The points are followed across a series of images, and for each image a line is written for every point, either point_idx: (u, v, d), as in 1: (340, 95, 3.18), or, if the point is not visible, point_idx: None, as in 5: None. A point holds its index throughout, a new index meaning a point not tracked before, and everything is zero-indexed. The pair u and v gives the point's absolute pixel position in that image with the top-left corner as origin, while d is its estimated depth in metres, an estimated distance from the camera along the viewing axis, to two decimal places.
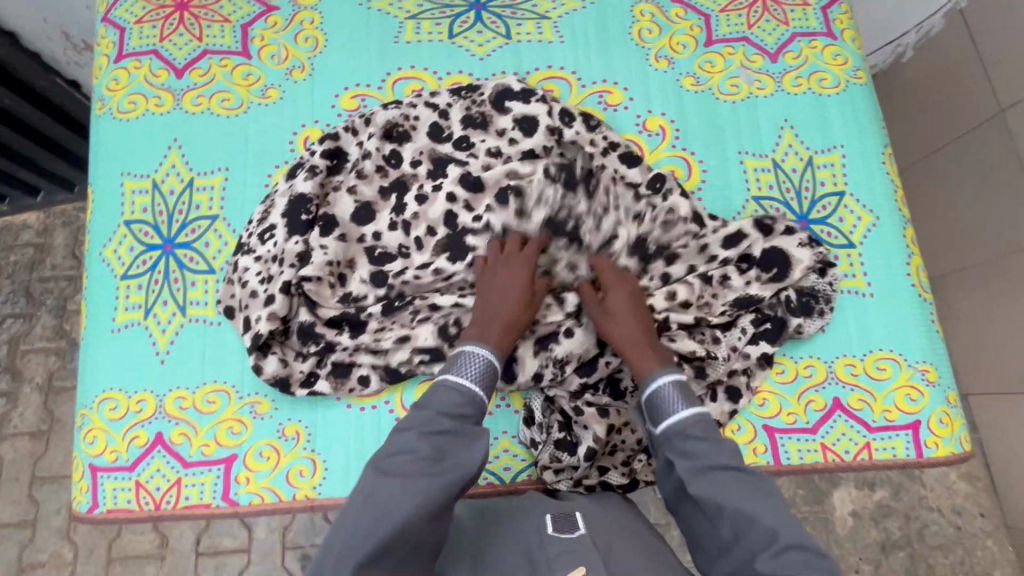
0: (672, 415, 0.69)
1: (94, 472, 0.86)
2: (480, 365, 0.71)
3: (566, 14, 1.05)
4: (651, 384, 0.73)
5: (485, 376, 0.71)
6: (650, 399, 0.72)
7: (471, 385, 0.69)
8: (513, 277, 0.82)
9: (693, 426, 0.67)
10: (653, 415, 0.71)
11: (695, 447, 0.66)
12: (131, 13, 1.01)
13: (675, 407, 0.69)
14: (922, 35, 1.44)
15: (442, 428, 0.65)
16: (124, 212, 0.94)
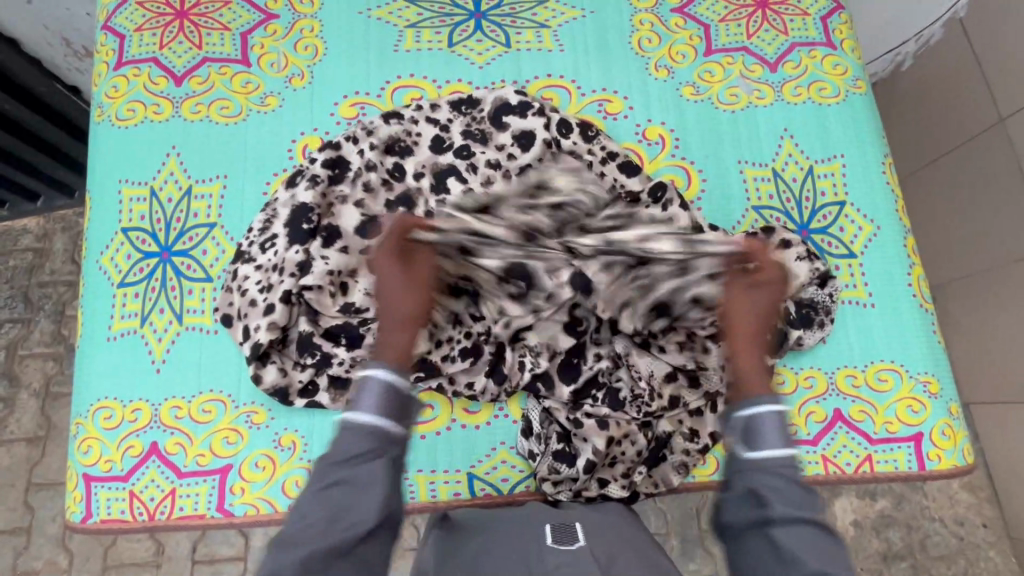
0: (771, 449, 0.60)
1: (88, 482, 0.85)
2: (377, 390, 0.56)
3: (565, 23, 1.05)
4: (754, 406, 0.62)
5: (394, 402, 0.57)
6: (749, 422, 0.62)
7: (366, 416, 0.55)
8: (392, 276, 0.67)
9: (786, 468, 0.59)
10: (747, 437, 0.61)
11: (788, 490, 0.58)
12: (131, 20, 1.01)
13: (769, 440, 0.60)
14: (921, 44, 1.45)
15: (335, 480, 0.54)
16: (122, 219, 0.94)
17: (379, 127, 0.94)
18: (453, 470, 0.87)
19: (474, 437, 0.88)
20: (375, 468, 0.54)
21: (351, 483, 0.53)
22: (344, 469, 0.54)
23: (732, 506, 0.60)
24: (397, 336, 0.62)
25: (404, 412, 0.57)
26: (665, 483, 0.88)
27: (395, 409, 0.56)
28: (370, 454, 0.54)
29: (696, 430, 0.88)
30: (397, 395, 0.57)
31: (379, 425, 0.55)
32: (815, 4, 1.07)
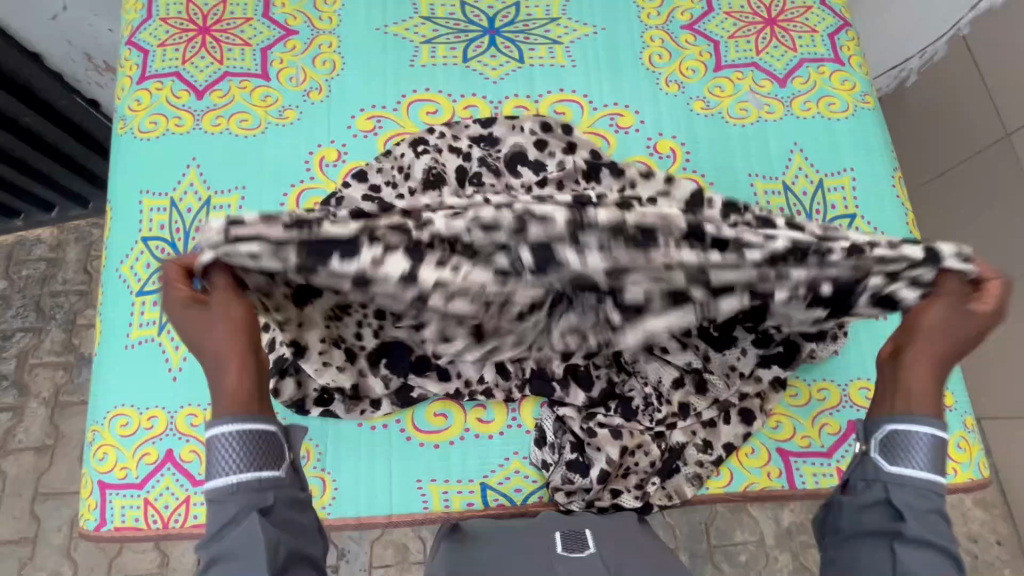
0: (915, 470, 0.60)
1: (102, 489, 0.86)
2: (234, 442, 0.55)
3: (577, 39, 1.07)
4: (912, 423, 0.60)
5: (254, 447, 0.56)
6: (902, 439, 0.60)
7: (229, 477, 0.55)
8: (186, 324, 0.59)
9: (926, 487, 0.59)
10: (892, 451, 0.61)
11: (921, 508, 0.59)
12: (155, 36, 1.04)
13: (917, 459, 0.60)
14: (925, 61, 1.47)
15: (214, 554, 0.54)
16: (142, 229, 0.95)
17: (411, 163, 0.95)
18: (466, 479, 0.87)
19: (487, 446, 0.88)
20: (251, 525, 0.54)
21: (230, 554, 0.53)
22: (216, 543, 0.54)
23: (852, 512, 0.62)
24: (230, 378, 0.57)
25: (272, 456, 0.56)
26: (679, 494, 0.87)
27: (258, 457, 0.55)
28: (242, 513, 0.54)
29: (710, 442, 0.88)
30: (258, 437, 0.56)
31: (243, 480, 0.55)
32: (822, 21, 1.09)
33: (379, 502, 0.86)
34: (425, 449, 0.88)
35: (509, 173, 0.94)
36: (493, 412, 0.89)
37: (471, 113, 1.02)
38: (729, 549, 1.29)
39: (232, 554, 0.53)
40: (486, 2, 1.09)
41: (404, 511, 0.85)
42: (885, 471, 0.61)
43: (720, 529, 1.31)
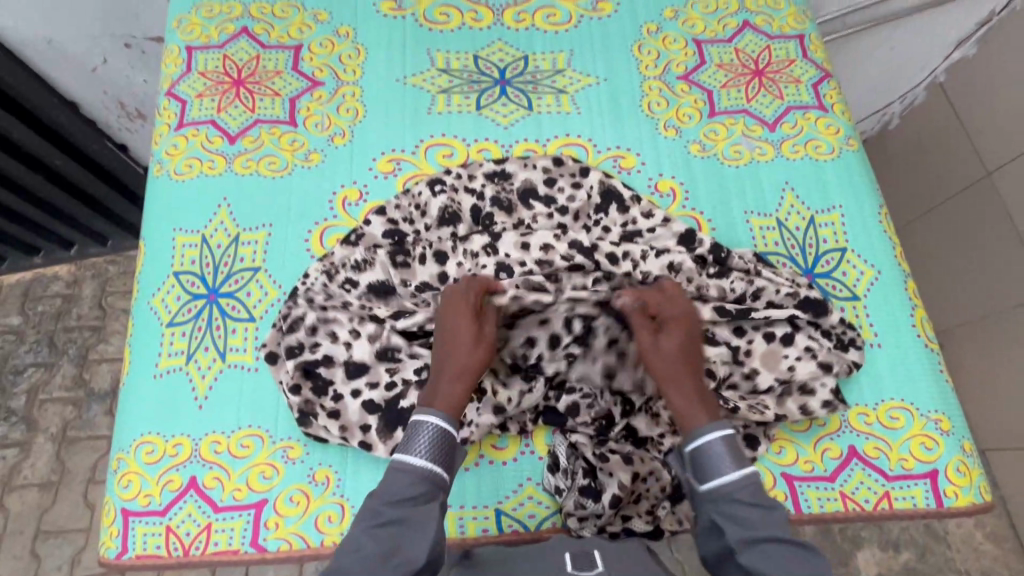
0: (721, 477, 0.73)
1: (125, 516, 0.88)
2: (427, 438, 0.74)
3: (581, 89, 1.16)
4: (703, 438, 0.75)
5: (443, 450, 0.74)
6: (695, 454, 0.75)
7: (418, 462, 0.72)
8: (455, 332, 0.85)
9: (744, 489, 0.72)
10: (697, 471, 0.75)
11: (743, 513, 0.70)
12: (193, 88, 1.12)
13: (722, 467, 0.73)
14: (906, 104, 1.60)
15: (388, 518, 0.68)
16: (174, 264, 1.01)
17: (428, 201, 1.03)
18: (481, 505, 0.89)
19: (502, 472, 0.90)
20: (429, 509, 0.70)
21: (409, 522, 0.68)
22: (397, 509, 0.69)
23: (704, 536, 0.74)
24: (455, 384, 0.80)
25: (449, 461, 0.74)
26: (689, 519, 0.90)
27: (446, 460, 0.74)
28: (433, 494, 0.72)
29: None
30: (447, 440, 0.75)
31: (430, 471, 0.72)
32: (806, 72, 1.18)
33: None
34: None
35: (521, 208, 1.04)
36: (507, 439, 0.92)
37: (484, 156, 1.09)
38: None
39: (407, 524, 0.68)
40: (497, 55, 1.18)
41: None
42: (701, 490, 0.74)
43: None
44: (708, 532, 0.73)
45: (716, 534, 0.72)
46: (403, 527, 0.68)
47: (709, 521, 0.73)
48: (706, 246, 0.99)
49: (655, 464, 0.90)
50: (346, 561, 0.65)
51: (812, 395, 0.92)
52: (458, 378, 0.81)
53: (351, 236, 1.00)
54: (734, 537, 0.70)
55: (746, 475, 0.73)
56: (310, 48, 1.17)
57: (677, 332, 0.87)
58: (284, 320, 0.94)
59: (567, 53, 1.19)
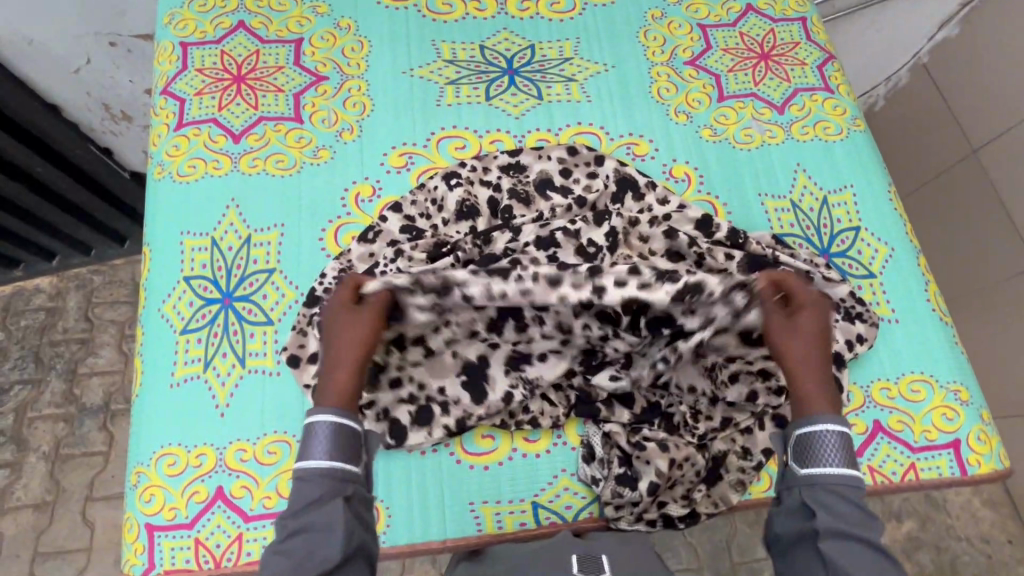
0: (826, 467, 0.70)
1: (150, 532, 0.84)
2: (323, 435, 0.68)
3: (591, 76, 1.15)
4: (822, 426, 0.71)
5: (343, 442, 0.68)
6: (806, 439, 0.72)
7: (320, 461, 0.66)
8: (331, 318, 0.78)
9: (841, 485, 0.68)
10: (802, 454, 0.72)
11: (841, 507, 0.67)
12: (191, 85, 1.08)
13: (829, 458, 0.70)
14: (890, 87, 1.66)
15: (294, 528, 0.63)
16: (184, 268, 0.97)
17: (444, 195, 1.01)
18: (517, 500, 0.88)
19: (535, 466, 0.89)
20: (333, 506, 0.64)
21: (314, 527, 0.63)
22: (298, 518, 0.64)
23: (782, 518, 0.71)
24: (336, 371, 0.73)
25: (354, 451, 0.69)
26: (724, 501, 0.90)
27: (347, 452, 0.68)
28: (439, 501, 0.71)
29: (749, 448, 0.91)
30: (344, 432, 0.68)
31: (332, 468, 0.66)
32: (811, 54, 1.19)
33: (433, 527, 0.86)
34: (475, 471, 0.89)
35: (539, 199, 1.02)
36: (539, 432, 0.90)
37: (497, 147, 1.08)
38: (752, 565, 1.41)
39: (351, 518, 0.64)
40: (503, 45, 1.17)
41: (460, 535, 0.86)
42: (798, 474, 0.71)
43: (743, 546, 1.43)
44: (792, 514, 0.70)
45: (801, 518, 0.69)
46: (311, 534, 0.63)
47: (800, 504, 0.70)
48: (724, 230, 0.99)
49: (690, 450, 0.89)
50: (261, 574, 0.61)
51: None
52: (340, 364, 0.74)
53: (368, 233, 0.98)
54: (824, 522, 0.66)
55: (851, 475, 0.69)
56: (311, 42, 1.13)
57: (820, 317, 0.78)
58: (306, 324, 0.92)
59: (574, 41, 1.18)
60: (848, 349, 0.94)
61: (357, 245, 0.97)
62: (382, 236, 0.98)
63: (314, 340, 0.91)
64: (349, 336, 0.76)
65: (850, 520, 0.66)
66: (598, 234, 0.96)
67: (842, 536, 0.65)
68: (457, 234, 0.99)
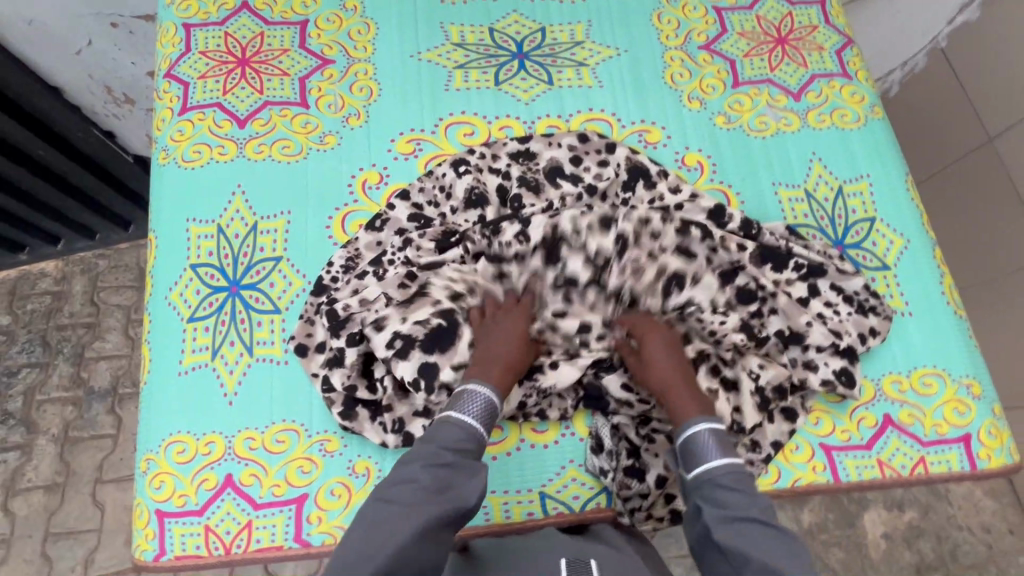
0: (708, 461, 0.75)
1: (161, 518, 0.85)
2: (481, 404, 0.76)
3: (602, 61, 1.12)
4: (695, 425, 0.78)
5: (484, 416, 0.77)
6: (686, 445, 0.78)
7: (472, 422, 0.75)
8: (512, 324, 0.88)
9: (724, 474, 0.74)
10: (687, 460, 0.78)
11: (727, 497, 0.72)
12: (195, 69, 1.06)
13: (709, 453, 0.76)
14: (907, 72, 1.62)
15: (445, 461, 0.71)
16: (190, 256, 0.96)
17: (452, 183, 0.99)
18: (524, 489, 0.88)
19: (544, 455, 0.89)
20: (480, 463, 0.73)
21: (459, 468, 0.71)
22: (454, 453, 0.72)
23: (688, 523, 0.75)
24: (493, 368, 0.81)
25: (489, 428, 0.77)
26: None
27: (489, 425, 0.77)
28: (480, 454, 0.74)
29: (758, 441, 0.90)
30: (488, 412, 0.77)
31: (479, 431, 0.75)
32: (829, 39, 1.16)
33: None
34: (483, 461, 0.89)
35: (549, 187, 1.00)
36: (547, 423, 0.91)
37: (506, 134, 1.06)
38: None
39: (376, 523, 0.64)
40: (513, 27, 1.14)
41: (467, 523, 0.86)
42: (688, 476, 0.77)
43: None
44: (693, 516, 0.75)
45: (698, 519, 0.74)
46: (456, 471, 0.70)
47: (694, 505, 0.74)
48: (737, 221, 0.97)
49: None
50: (400, 491, 0.68)
51: (814, 371, 0.92)
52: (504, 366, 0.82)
53: (375, 220, 0.97)
54: (712, 515, 0.72)
55: (732, 463, 0.75)
56: (316, 24, 1.11)
57: (657, 341, 0.88)
58: (314, 313, 0.92)
59: (585, 24, 1.15)
60: (861, 343, 0.93)
61: (367, 232, 0.96)
62: (392, 225, 0.97)
63: (321, 331, 0.91)
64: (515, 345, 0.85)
65: (741, 506, 0.72)
66: (605, 243, 0.91)
67: (736, 520, 0.71)
68: (465, 222, 0.98)
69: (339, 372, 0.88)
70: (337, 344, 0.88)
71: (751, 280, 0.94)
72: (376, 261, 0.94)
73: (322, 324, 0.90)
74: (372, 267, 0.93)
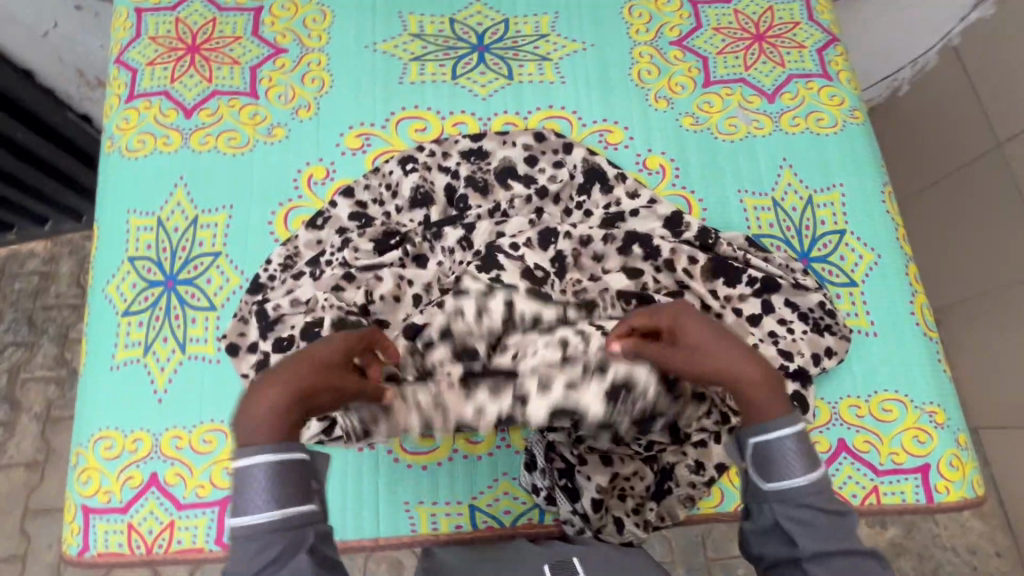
0: (792, 477, 0.64)
1: (86, 513, 0.84)
2: (262, 483, 0.55)
3: (566, 55, 1.07)
4: (779, 431, 0.64)
5: (289, 480, 0.56)
6: (765, 450, 0.65)
7: (263, 518, 0.54)
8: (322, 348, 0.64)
9: (816, 494, 0.63)
10: (764, 468, 0.65)
11: (814, 520, 0.62)
12: (144, 55, 1.04)
13: (796, 466, 0.64)
14: (917, 70, 1.51)
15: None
16: (128, 248, 0.95)
17: (399, 180, 0.96)
18: (454, 501, 0.85)
19: (476, 467, 0.87)
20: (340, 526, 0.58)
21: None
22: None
23: (756, 539, 0.66)
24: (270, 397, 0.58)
25: (301, 490, 0.56)
26: (671, 516, 0.87)
27: (289, 495, 0.55)
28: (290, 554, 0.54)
29: (702, 463, 0.86)
30: (284, 475, 0.56)
31: (280, 518, 0.55)
32: (810, 37, 1.09)
33: (365, 522, 0.84)
34: (413, 470, 0.86)
35: (498, 189, 0.96)
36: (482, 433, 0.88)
37: (459, 130, 1.02)
38: (728, 563, 1.35)
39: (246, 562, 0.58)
40: (475, 18, 1.09)
41: (392, 534, 0.84)
42: (765, 489, 0.65)
43: (717, 542, 1.37)
44: (767, 534, 0.65)
45: (774, 536, 0.64)
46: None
47: (773, 523, 0.64)
48: (694, 230, 0.93)
49: (636, 464, 0.86)
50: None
51: None
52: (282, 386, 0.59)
53: (316, 218, 0.94)
54: (805, 545, 0.62)
55: (817, 478, 0.64)
56: (271, 11, 1.07)
57: (698, 323, 0.69)
58: (248, 311, 0.89)
59: (551, 17, 1.10)
60: (814, 364, 0.89)
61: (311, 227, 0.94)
62: (332, 225, 0.94)
63: (252, 331, 0.88)
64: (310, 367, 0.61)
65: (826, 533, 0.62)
66: (543, 260, 0.88)
67: (825, 555, 0.61)
68: (410, 222, 0.94)
69: None
70: (262, 346, 0.86)
71: (698, 298, 0.89)
72: (313, 261, 0.91)
73: (253, 324, 0.88)
74: (308, 267, 0.91)
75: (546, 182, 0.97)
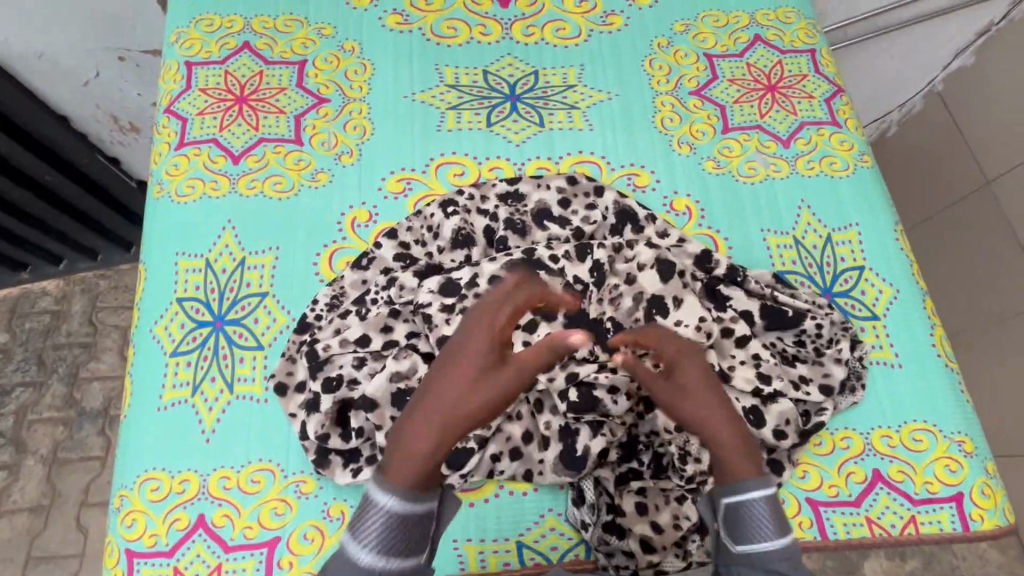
0: (761, 541, 0.67)
1: (130, 558, 0.83)
2: (382, 521, 0.58)
3: (593, 105, 1.14)
4: (749, 494, 0.70)
5: (404, 529, 0.58)
6: (738, 511, 0.70)
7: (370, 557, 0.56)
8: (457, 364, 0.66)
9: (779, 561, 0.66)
10: (736, 531, 0.70)
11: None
12: (194, 105, 1.09)
13: (767, 531, 0.68)
14: (905, 113, 1.62)
15: None
16: (177, 290, 0.97)
17: (440, 223, 1.00)
18: (501, 538, 0.86)
19: (522, 504, 0.88)
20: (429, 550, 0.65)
21: None
22: None
23: None
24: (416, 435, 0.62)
25: (413, 546, 0.59)
26: None
27: (404, 545, 0.58)
28: None
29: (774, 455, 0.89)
30: (405, 520, 0.58)
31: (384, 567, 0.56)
32: (819, 87, 1.17)
33: None
34: (461, 507, 0.87)
35: (536, 230, 1.00)
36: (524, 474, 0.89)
37: (496, 174, 1.07)
38: None
39: None
40: (507, 70, 1.16)
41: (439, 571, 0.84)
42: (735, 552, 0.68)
43: None
44: None
45: None
46: None
47: None
48: (724, 266, 0.97)
49: (673, 506, 0.88)
50: None
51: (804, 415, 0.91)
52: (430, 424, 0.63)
53: (362, 258, 0.98)
54: None
55: (789, 545, 0.67)
56: (315, 63, 1.14)
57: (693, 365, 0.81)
58: (296, 351, 0.92)
59: (578, 69, 1.17)
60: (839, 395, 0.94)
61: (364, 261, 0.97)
62: (379, 267, 0.98)
63: (301, 371, 0.91)
64: (457, 387, 0.64)
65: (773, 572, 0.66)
66: (582, 272, 0.95)
67: None
68: (451, 262, 0.98)
69: (314, 418, 0.87)
70: (314, 386, 0.88)
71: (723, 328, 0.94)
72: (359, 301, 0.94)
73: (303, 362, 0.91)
74: (355, 307, 0.93)
75: (580, 223, 1.01)
